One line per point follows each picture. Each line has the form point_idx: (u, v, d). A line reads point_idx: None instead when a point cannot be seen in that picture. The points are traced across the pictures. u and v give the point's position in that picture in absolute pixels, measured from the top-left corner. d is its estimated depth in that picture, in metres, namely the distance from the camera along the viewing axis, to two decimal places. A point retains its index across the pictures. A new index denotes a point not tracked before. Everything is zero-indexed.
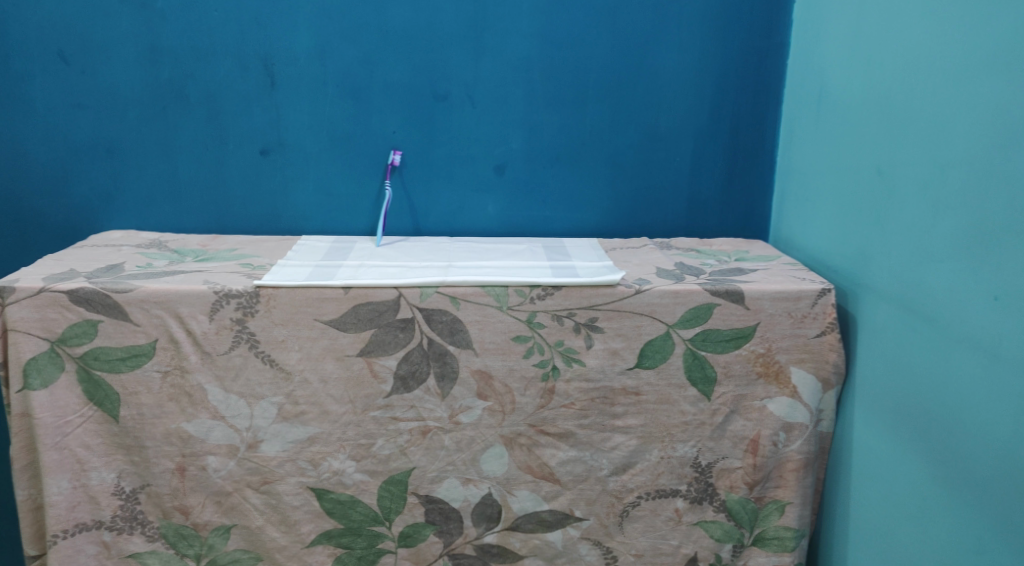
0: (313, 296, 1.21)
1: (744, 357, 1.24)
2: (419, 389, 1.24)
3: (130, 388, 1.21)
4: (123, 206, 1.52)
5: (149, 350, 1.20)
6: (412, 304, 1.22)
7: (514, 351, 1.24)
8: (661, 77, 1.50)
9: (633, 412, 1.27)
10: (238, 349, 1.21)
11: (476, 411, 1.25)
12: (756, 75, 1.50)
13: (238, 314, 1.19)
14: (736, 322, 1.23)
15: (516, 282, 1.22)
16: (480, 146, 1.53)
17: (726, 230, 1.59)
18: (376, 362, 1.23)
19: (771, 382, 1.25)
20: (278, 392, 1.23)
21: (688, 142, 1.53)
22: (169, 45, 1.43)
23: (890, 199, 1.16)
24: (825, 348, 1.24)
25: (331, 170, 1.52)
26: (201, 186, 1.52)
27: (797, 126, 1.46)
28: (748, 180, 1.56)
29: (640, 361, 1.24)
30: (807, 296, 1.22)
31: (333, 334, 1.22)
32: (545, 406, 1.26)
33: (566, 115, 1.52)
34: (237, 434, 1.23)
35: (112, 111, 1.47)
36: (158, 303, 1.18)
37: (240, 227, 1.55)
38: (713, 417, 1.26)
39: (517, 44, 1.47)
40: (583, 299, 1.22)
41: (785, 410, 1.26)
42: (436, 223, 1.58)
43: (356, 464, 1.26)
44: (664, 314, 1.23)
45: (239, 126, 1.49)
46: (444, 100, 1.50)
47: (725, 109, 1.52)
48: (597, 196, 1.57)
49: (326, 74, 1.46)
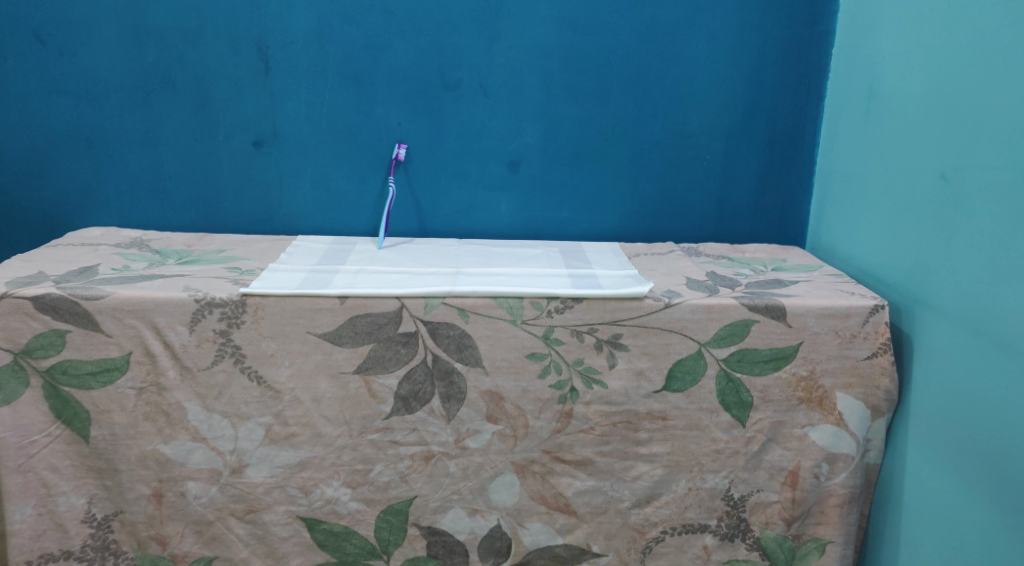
0: (305, 306, 1.08)
1: (784, 380, 1.11)
2: (423, 410, 1.12)
3: (101, 406, 1.09)
4: (104, 201, 1.40)
5: (122, 364, 1.08)
6: (416, 317, 1.09)
7: (528, 371, 1.11)
8: (693, 66, 1.37)
9: (658, 439, 1.14)
10: (222, 364, 1.09)
11: (486, 435, 1.13)
12: (797, 66, 1.37)
13: (222, 325, 1.07)
14: (776, 342, 1.10)
15: (532, 294, 1.09)
16: (493, 140, 1.40)
17: (759, 235, 1.46)
18: (375, 381, 1.10)
19: (814, 409, 1.12)
20: (266, 412, 1.11)
21: (720, 139, 1.40)
22: (154, 24, 1.31)
23: (956, 208, 1.03)
24: (877, 372, 1.11)
25: (330, 165, 1.40)
26: (188, 179, 1.40)
27: (842, 123, 1.32)
28: (785, 181, 1.43)
29: (667, 383, 1.12)
30: (856, 314, 1.09)
31: (328, 349, 1.09)
32: (562, 430, 1.14)
33: (588, 108, 1.39)
34: (219, 458, 1.11)
35: (93, 95, 1.34)
36: (132, 312, 1.06)
37: (231, 225, 1.43)
38: (747, 445, 1.13)
39: (535, 28, 1.34)
40: (606, 314, 1.10)
41: (829, 439, 1.13)
42: (443, 224, 1.45)
43: (351, 492, 1.14)
44: (695, 331, 1.10)
45: (230, 114, 1.36)
46: (454, 89, 1.37)
47: (761, 103, 1.38)
48: (620, 197, 1.44)
49: (326, 60, 1.34)
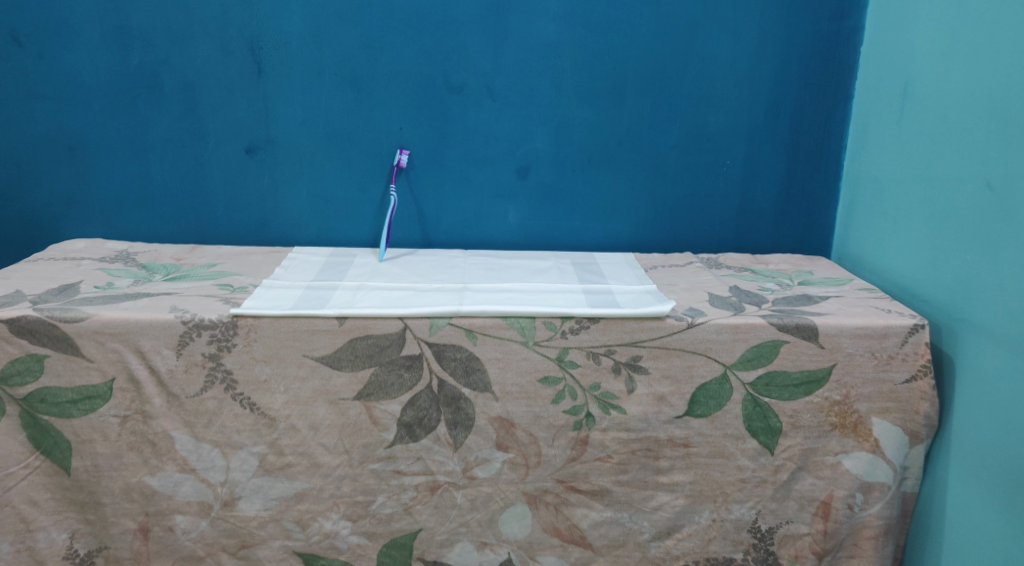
0: (301, 327, 1.01)
1: (816, 405, 1.03)
2: (428, 438, 1.04)
3: (83, 435, 1.01)
4: (89, 211, 1.33)
5: (105, 391, 1.00)
6: (420, 339, 1.02)
7: (541, 396, 1.04)
8: (712, 67, 1.29)
9: (680, 468, 1.06)
10: (212, 391, 1.01)
11: (495, 464, 1.06)
12: (823, 66, 1.29)
13: (212, 348, 1.00)
14: (807, 364, 1.02)
15: (545, 313, 1.02)
16: (501, 146, 1.32)
17: (782, 245, 1.38)
18: (376, 407, 1.03)
19: (848, 435, 1.04)
20: (259, 440, 1.03)
21: (741, 143, 1.33)
22: (140, 24, 1.23)
23: (1006, 220, 0.95)
24: (915, 397, 1.03)
25: (328, 172, 1.32)
26: (177, 189, 1.32)
27: (872, 126, 1.25)
28: (809, 188, 1.35)
29: (690, 409, 1.04)
30: (894, 335, 1.01)
31: (326, 374, 1.02)
32: (577, 459, 1.06)
33: (601, 111, 1.31)
34: (209, 490, 1.04)
35: (75, 101, 1.26)
36: (115, 335, 0.98)
37: (223, 236, 1.35)
38: (776, 474, 1.06)
39: (545, 27, 1.26)
40: (624, 334, 1.02)
41: (864, 468, 1.05)
42: (448, 234, 1.37)
43: (352, 525, 1.07)
44: (720, 352, 1.02)
45: (221, 119, 1.28)
46: (459, 91, 1.29)
47: (785, 105, 1.31)
48: (634, 205, 1.36)
49: (323, 61, 1.26)
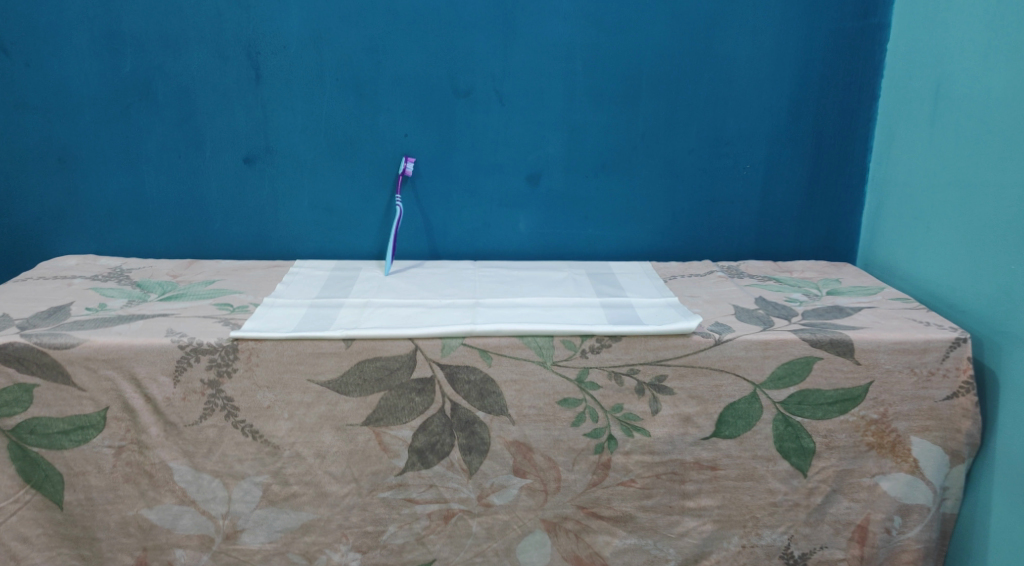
0: (306, 350, 0.95)
1: (852, 425, 0.97)
2: (441, 464, 0.98)
3: (76, 468, 0.95)
4: (81, 226, 1.27)
5: (98, 421, 0.94)
6: (432, 360, 0.96)
7: (560, 418, 0.98)
8: (731, 66, 1.23)
9: (708, 492, 1.00)
10: (211, 418, 0.95)
11: (513, 491, 1.00)
12: (848, 64, 1.23)
13: (211, 374, 0.94)
14: (842, 381, 0.96)
15: (564, 332, 0.96)
16: (511, 152, 1.26)
17: (804, 250, 1.33)
18: (386, 433, 0.97)
19: (886, 456, 0.99)
20: (262, 470, 0.97)
21: (761, 146, 1.27)
22: (130, 30, 1.17)
23: None
24: (957, 414, 0.97)
25: (330, 182, 1.26)
26: (172, 201, 1.26)
27: (901, 127, 1.19)
28: (833, 191, 1.29)
29: (718, 430, 0.98)
30: (935, 349, 0.95)
31: (332, 399, 0.96)
32: (598, 484, 1.00)
33: (615, 114, 1.25)
34: (210, 523, 0.98)
35: (65, 111, 1.21)
36: (108, 362, 0.93)
37: (221, 250, 1.29)
38: (809, 497, 1.00)
39: (556, 27, 1.20)
40: (647, 353, 0.96)
41: (902, 490, 0.99)
42: (456, 245, 1.32)
43: (361, 557, 1.01)
44: (750, 371, 0.96)
45: (218, 128, 1.22)
46: (467, 96, 1.23)
47: (807, 105, 1.25)
48: (650, 211, 1.30)
49: (323, 66, 1.20)
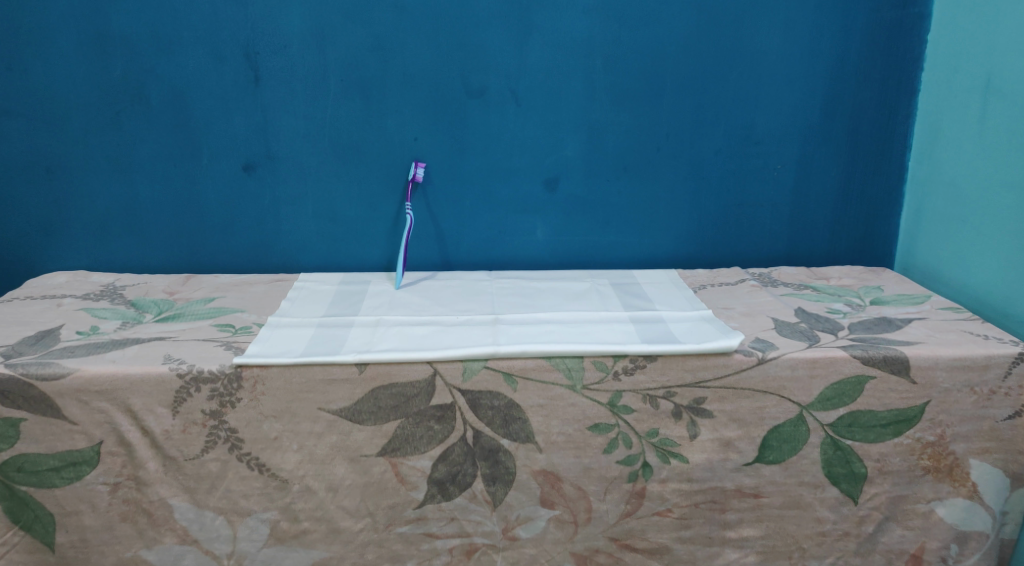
0: (316, 376, 0.87)
1: (906, 448, 0.90)
2: (462, 496, 0.91)
3: (68, 507, 0.88)
4: (71, 240, 1.19)
5: (91, 457, 0.87)
6: (452, 385, 0.88)
7: (591, 445, 0.91)
8: (761, 61, 1.15)
9: (750, 521, 0.93)
10: (214, 452, 0.88)
11: (540, 523, 0.93)
12: (886, 57, 1.15)
13: (213, 404, 0.86)
14: (896, 402, 0.89)
15: (594, 352, 0.88)
16: (527, 156, 1.19)
17: (838, 255, 1.25)
18: (403, 464, 0.90)
19: (942, 480, 0.91)
20: (270, 506, 0.90)
21: (793, 145, 1.19)
22: (120, 30, 1.09)
23: None
24: (1019, 435, 0.90)
25: (336, 190, 1.19)
26: (167, 212, 1.18)
27: (948, 125, 1.13)
28: (869, 192, 1.22)
29: (761, 455, 0.91)
30: (996, 366, 0.88)
31: (345, 429, 0.89)
32: (632, 514, 0.93)
33: (639, 113, 1.17)
34: (215, 562, 0.91)
35: (51, 117, 1.13)
36: (100, 394, 0.85)
37: (220, 264, 1.22)
38: (860, 526, 0.93)
39: (575, 22, 1.12)
40: (685, 374, 0.89)
41: (959, 516, 0.92)
42: (470, 255, 1.24)
43: None
44: (796, 392, 0.89)
45: (215, 134, 1.14)
46: (480, 96, 1.15)
47: (843, 100, 1.17)
48: (675, 216, 1.23)
49: (327, 67, 1.12)
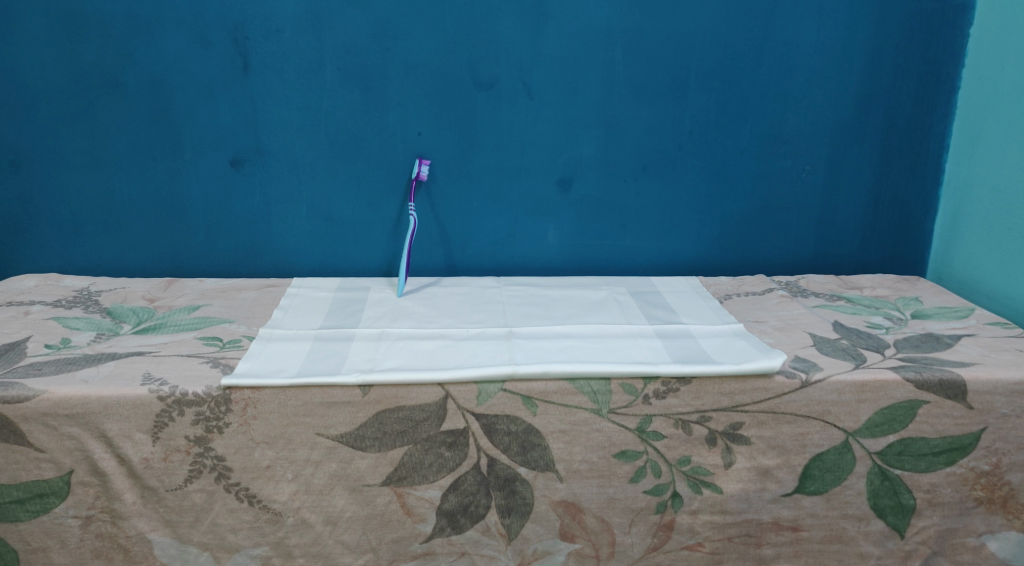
0: (314, 399, 0.78)
1: (959, 478, 0.83)
2: (475, 530, 0.83)
3: (35, 543, 0.79)
4: (41, 240, 1.09)
5: (60, 488, 0.78)
6: (465, 409, 0.80)
7: (617, 474, 0.83)
8: (793, 54, 1.07)
9: (787, 556, 0.86)
10: (199, 482, 0.79)
11: (559, 558, 0.85)
12: (926, 51, 1.08)
13: (198, 430, 0.77)
14: (950, 429, 0.82)
15: (623, 374, 0.80)
16: (539, 153, 1.10)
17: (868, 262, 1.18)
18: (410, 494, 0.81)
19: (996, 512, 0.84)
20: (261, 541, 0.81)
21: (824, 145, 1.11)
22: (94, 10, 0.99)
23: None
24: None
25: (331, 188, 1.09)
26: (146, 211, 1.08)
27: (989, 125, 1.06)
28: (903, 195, 1.15)
29: (802, 485, 0.83)
30: None
31: (345, 456, 0.80)
32: (659, 548, 0.85)
33: (660, 108, 1.09)
34: None
35: (18, 106, 1.03)
36: (71, 418, 0.75)
37: (204, 267, 1.12)
38: (905, 561, 0.86)
39: (594, 9, 1.04)
40: (721, 397, 0.81)
41: (1013, 551, 0.85)
42: (476, 259, 1.15)
43: None
44: (842, 417, 0.81)
45: (199, 126, 1.05)
46: (489, 88, 1.06)
47: (879, 97, 1.09)
48: (696, 219, 1.15)
49: (323, 53, 1.03)
